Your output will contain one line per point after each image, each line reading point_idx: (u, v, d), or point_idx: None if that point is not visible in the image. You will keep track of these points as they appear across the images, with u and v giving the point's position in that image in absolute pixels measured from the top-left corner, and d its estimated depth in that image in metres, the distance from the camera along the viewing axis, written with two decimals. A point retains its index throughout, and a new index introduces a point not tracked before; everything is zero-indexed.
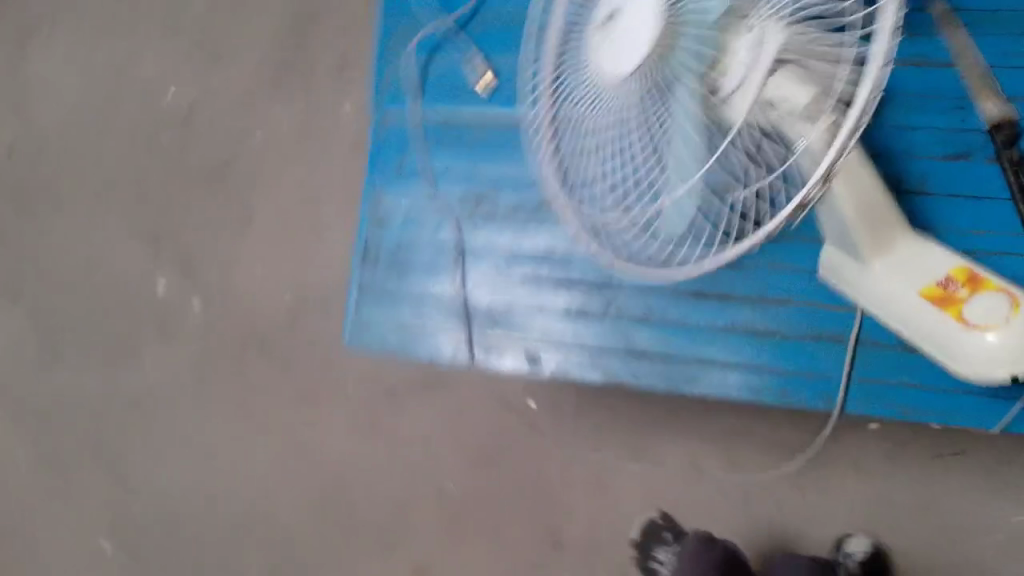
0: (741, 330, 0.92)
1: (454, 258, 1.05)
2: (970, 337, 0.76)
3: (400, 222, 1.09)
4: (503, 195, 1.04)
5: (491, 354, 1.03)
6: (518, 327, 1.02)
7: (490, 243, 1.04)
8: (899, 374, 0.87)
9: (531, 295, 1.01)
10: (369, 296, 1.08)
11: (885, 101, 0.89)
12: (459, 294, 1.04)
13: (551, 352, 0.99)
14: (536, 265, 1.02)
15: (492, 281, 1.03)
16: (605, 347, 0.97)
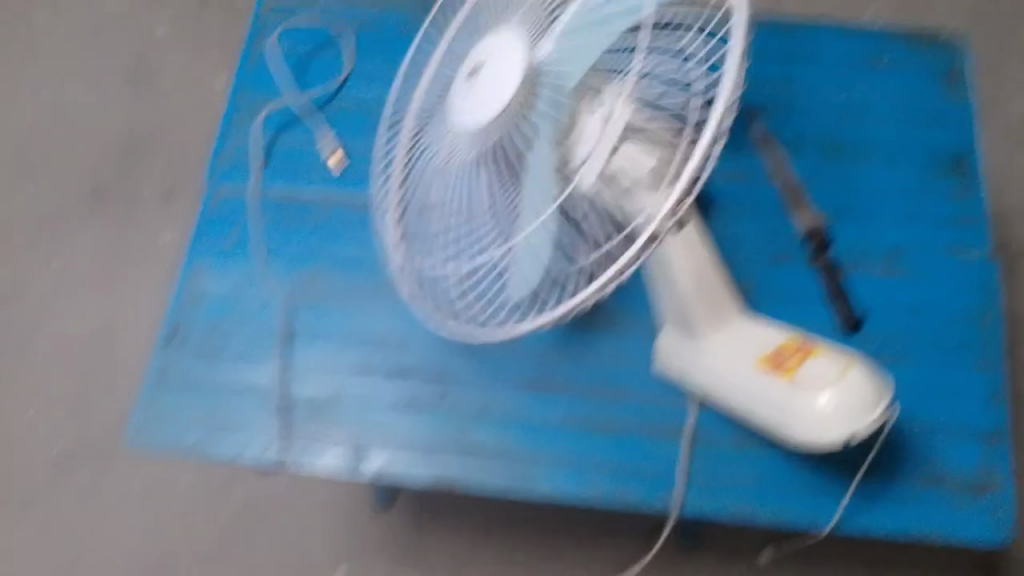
0: (587, 418, 0.98)
1: (276, 347, 1.01)
2: (806, 399, 0.81)
3: (219, 303, 1.04)
4: (332, 281, 1.04)
5: (327, 442, 0.97)
6: (358, 416, 0.98)
7: (318, 330, 1.02)
8: (736, 470, 0.96)
9: (365, 386, 1.00)
10: (167, 391, 1.00)
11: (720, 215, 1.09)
12: (278, 389, 0.99)
13: (379, 446, 0.96)
14: (377, 352, 1.02)
15: (318, 371, 1.00)
16: (436, 437, 0.97)
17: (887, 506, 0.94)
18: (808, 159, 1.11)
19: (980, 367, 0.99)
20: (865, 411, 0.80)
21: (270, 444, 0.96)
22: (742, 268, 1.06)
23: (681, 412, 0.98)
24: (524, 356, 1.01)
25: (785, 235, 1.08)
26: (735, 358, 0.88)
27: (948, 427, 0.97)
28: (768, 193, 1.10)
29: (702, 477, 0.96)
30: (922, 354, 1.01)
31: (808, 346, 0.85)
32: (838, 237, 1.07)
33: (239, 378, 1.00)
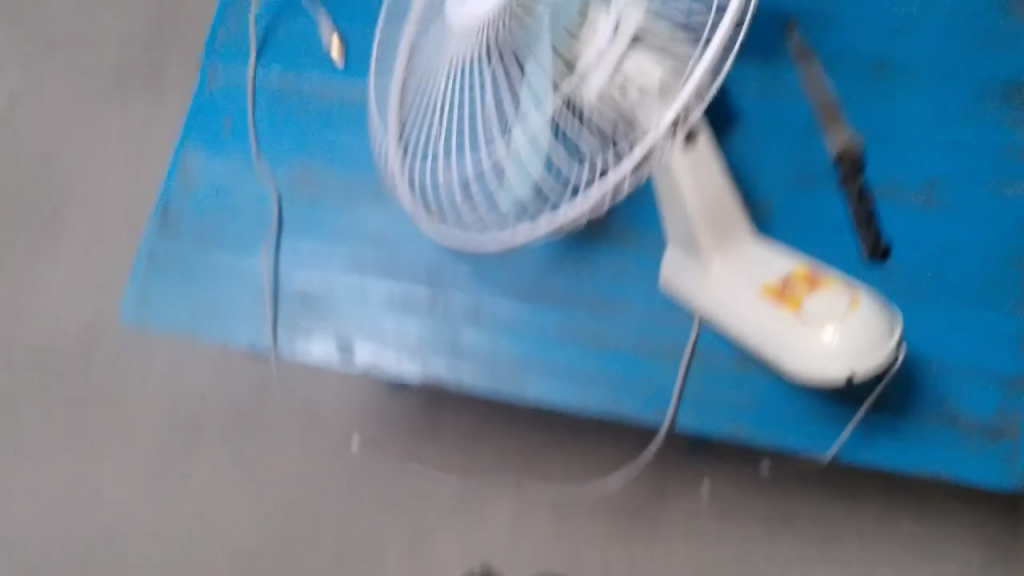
0: (583, 328, 0.95)
1: (269, 236, 0.98)
2: (806, 331, 0.76)
3: (213, 193, 1.01)
4: (328, 172, 1.00)
5: (320, 335, 0.95)
6: (350, 315, 0.96)
7: (312, 221, 0.99)
8: (736, 392, 0.92)
9: (363, 283, 0.97)
10: (162, 275, 0.99)
11: (741, 125, 1.02)
12: (270, 280, 0.97)
13: (370, 344, 0.95)
14: (376, 246, 0.98)
15: (309, 264, 0.98)
16: (427, 338, 0.95)
17: (893, 441, 0.90)
18: (846, 72, 1.03)
19: (1011, 307, 0.93)
20: (867, 352, 0.74)
21: (261, 334, 0.95)
22: (763, 186, 0.99)
23: (686, 329, 0.94)
24: (524, 261, 0.97)
25: (814, 153, 1.00)
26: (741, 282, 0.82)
27: (969, 367, 0.92)
28: (800, 107, 1.02)
29: (699, 396, 0.92)
30: (947, 288, 0.94)
31: (817, 278, 0.79)
32: (872, 158, 1.00)
33: (233, 266, 0.98)
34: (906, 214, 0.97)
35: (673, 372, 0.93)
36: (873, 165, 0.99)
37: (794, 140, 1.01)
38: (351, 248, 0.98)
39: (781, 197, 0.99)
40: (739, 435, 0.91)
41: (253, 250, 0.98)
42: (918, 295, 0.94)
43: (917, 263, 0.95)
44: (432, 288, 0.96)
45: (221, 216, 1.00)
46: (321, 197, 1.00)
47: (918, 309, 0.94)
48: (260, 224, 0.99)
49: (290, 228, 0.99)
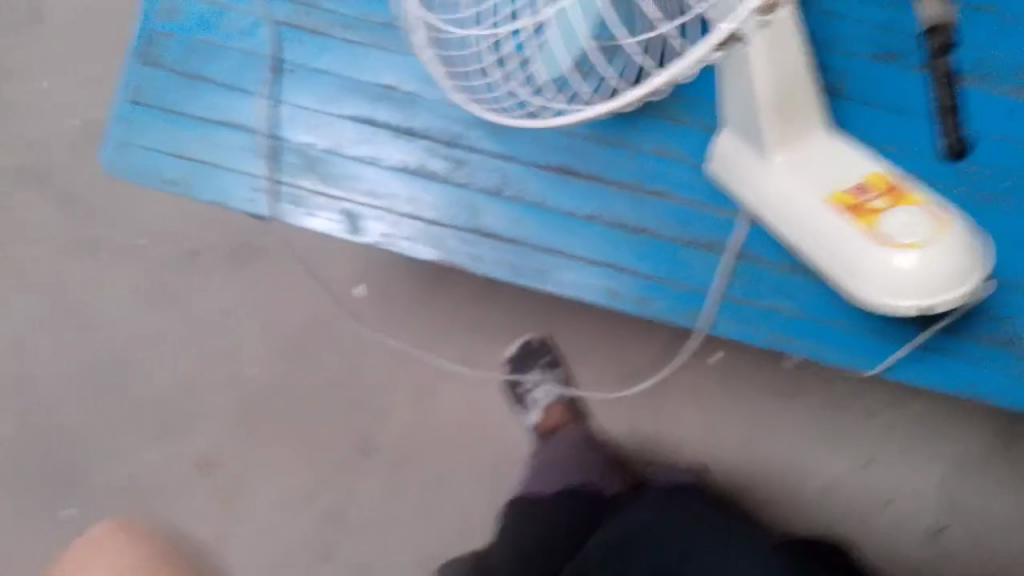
0: (616, 214, 0.84)
1: (266, 80, 0.85)
2: (878, 255, 0.66)
3: (196, 18, 0.86)
4: (333, 5, 0.86)
5: (321, 203, 0.85)
6: (355, 182, 0.85)
7: (317, 63, 0.85)
8: (777, 295, 0.84)
9: (370, 145, 0.85)
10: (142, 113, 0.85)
11: None
12: (269, 134, 0.85)
13: (379, 217, 0.84)
14: (387, 101, 0.85)
15: (312, 118, 0.85)
16: (445, 211, 0.85)
17: (941, 362, 0.83)
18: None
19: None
20: (950, 283, 0.66)
21: (258, 194, 0.85)
22: (837, 60, 0.85)
23: (730, 222, 0.84)
24: (554, 132, 0.85)
25: (902, 22, 0.85)
26: (806, 184, 0.71)
27: None
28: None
29: (737, 298, 0.84)
30: None
31: (899, 189, 0.68)
32: (968, 33, 0.85)
33: (228, 108, 0.85)
34: (999, 105, 0.84)
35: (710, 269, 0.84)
36: (965, 41, 0.85)
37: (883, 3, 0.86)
38: (358, 101, 0.85)
39: (858, 73, 0.85)
40: (774, 343, 0.83)
41: (246, 94, 0.85)
42: (996, 201, 0.83)
43: (1000, 164, 0.84)
44: (449, 157, 0.85)
45: (205, 48, 0.86)
46: (325, 33, 0.86)
47: (993, 215, 0.83)
48: (253, 60, 0.86)
49: (289, 70, 0.86)
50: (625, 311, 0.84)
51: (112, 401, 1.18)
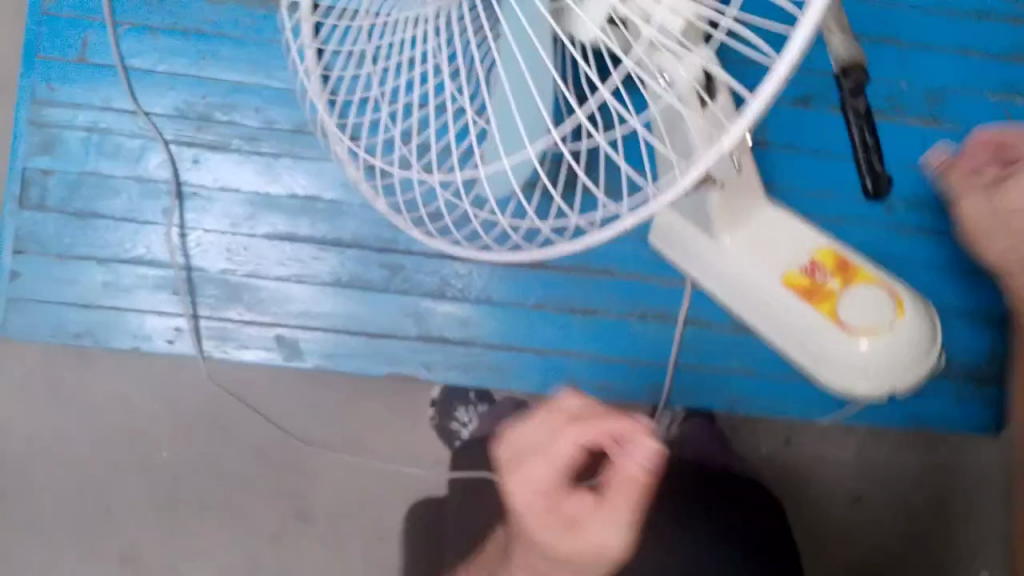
0: (568, 300, 0.82)
1: (167, 210, 0.77)
2: (846, 346, 0.66)
3: (77, 149, 0.77)
4: (233, 115, 0.78)
5: (254, 335, 0.78)
6: (286, 306, 0.79)
7: (223, 182, 0.78)
8: (729, 358, 0.84)
9: (295, 263, 0.79)
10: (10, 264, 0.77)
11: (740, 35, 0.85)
12: (180, 266, 0.78)
13: (318, 339, 0.79)
14: (307, 214, 0.79)
15: (223, 244, 0.78)
16: (374, 320, 0.80)
17: (887, 400, 0.86)
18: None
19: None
20: (904, 361, 0.67)
21: (156, 337, 0.78)
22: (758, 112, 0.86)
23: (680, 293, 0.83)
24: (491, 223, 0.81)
25: (815, 68, 0.86)
26: (760, 269, 0.69)
27: (967, 314, 0.87)
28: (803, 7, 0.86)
29: (693, 366, 0.84)
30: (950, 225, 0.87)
31: (849, 265, 0.67)
32: (878, 72, 0.87)
33: (114, 245, 0.77)
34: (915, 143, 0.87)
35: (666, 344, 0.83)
36: (876, 81, 0.87)
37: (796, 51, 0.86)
38: (277, 218, 0.79)
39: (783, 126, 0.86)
40: (737, 406, 0.84)
41: (150, 226, 0.78)
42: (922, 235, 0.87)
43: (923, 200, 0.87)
44: (384, 265, 0.80)
45: (94, 182, 0.77)
46: (230, 149, 0.78)
47: (920, 251, 0.87)
48: (152, 190, 0.77)
49: (195, 195, 0.78)
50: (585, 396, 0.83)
51: None
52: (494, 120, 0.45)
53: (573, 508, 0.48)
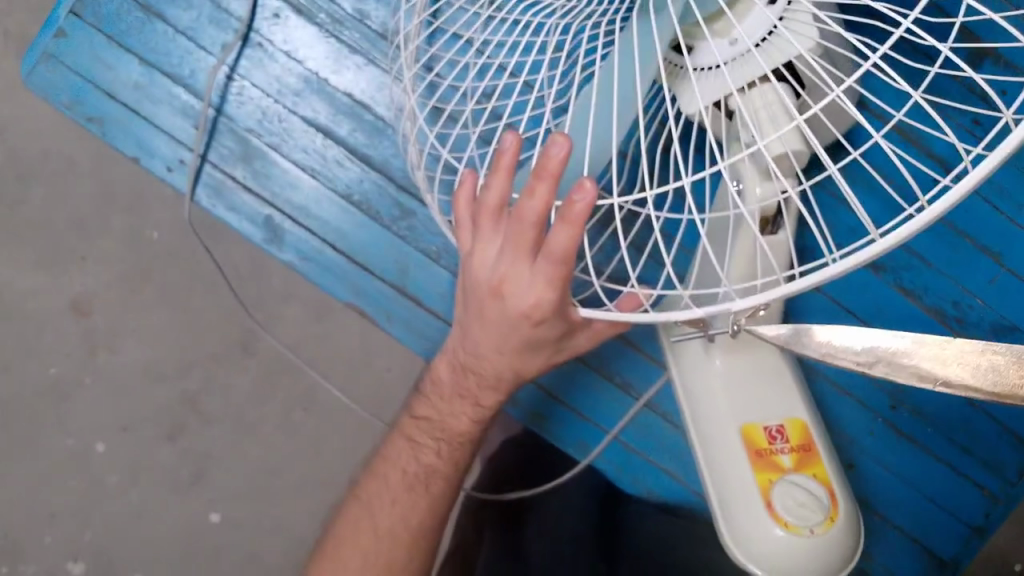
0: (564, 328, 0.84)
1: (227, 46, 0.88)
2: (764, 521, 0.63)
3: None
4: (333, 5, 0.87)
5: (251, 211, 0.90)
6: (290, 200, 0.90)
7: (299, 67, 0.88)
8: (669, 458, 0.86)
9: (322, 156, 0.89)
10: (115, 53, 0.90)
11: (841, 172, 0.85)
12: (212, 106, 0.89)
13: (299, 234, 0.90)
14: (349, 126, 0.88)
15: (261, 104, 0.89)
16: (349, 237, 0.90)
17: None
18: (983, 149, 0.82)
19: (986, 492, 0.85)
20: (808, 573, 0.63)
21: (183, 166, 0.91)
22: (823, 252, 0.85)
23: (657, 374, 0.84)
24: None
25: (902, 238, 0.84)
26: (722, 403, 0.68)
27: (908, 530, 0.87)
28: (926, 181, 0.82)
29: (628, 446, 0.87)
30: (942, 448, 0.85)
31: (811, 450, 0.65)
32: (955, 272, 0.84)
33: (190, 71, 0.89)
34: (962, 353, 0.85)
35: (618, 412, 0.85)
36: (947, 278, 0.85)
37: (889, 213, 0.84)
38: (330, 116, 0.88)
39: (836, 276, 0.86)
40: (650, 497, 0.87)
41: (221, 76, 0.89)
42: (901, 450, 0.86)
43: (928, 412, 0.85)
44: (383, 200, 0.89)
45: (184, 15, 0.89)
46: (322, 31, 0.87)
47: (896, 454, 0.86)
48: (234, 44, 0.88)
49: (265, 63, 0.88)
50: (514, 415, 0.87)
51: (63, 266, 1.22)
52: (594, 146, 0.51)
53: (553, 244, 0.47)
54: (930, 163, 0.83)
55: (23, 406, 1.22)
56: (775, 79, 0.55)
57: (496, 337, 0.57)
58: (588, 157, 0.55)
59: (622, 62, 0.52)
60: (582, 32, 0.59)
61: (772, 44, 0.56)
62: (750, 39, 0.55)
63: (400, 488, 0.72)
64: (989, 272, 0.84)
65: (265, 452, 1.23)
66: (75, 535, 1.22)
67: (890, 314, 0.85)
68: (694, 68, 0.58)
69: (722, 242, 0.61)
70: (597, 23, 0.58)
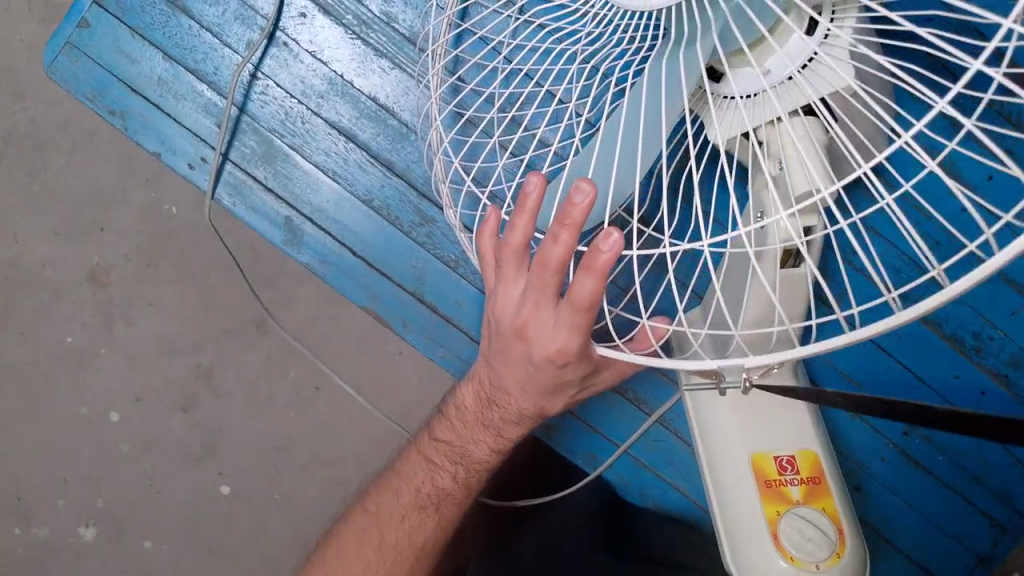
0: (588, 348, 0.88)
1: (252, 43, 0.89)
2: (769, 552, 0.63)
3: None
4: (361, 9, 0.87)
5: (274, 213, 0.92)
6: (311, 203, 0.92)
7: (326, 68, 0.89)
8: (677, 477, 0.89)
9: (346, 161, 0.90)
10: (140, 48, 0.92)
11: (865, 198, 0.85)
12: (236, 104, 0.91)
13: (318, 237, 0.92)
14: (370, 131, 0.89)
15: (285, 104, 0.91)
16: (370, 243, 0.92)
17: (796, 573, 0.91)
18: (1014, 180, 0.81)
19: (993, 522, 0.90)
20: None
21: (205, 164, 0.93)
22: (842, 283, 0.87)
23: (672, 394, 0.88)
24: None
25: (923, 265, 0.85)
26: (734, 432, 0.67)
27: (912, 556, 0.91)
28: (948, 205, 0.82)
29: (639, 461, 0.89)
30: (950, 475, 0.90)
31: (821, 482, 0.65)
32: (976, 301, 0.85)
33: (214, 68, 0.91)
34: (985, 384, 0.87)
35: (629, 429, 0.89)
36: (970, 309, 0.86)
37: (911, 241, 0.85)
38: (353, 120, 0.89)
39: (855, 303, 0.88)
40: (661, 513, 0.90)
41: (249, 80, 0.90)
42: (912, 478, 0.90)
43: (940, 441, 0.89)
44: (401, 206, 0.90)
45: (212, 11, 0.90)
46: (351, 33, 0.88)
47: (905, 480, 0.90)
48: (264, 43, 0.89)
49: (292, 63, 0.90)
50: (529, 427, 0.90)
51: (81, 235, 1.22)
52: (618, 174, 0.47)
53: (577, 289, 0.47)
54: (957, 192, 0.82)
55: (40, 371, 1.24)
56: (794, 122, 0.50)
57: (522, 376, 0.59)
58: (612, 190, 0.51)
59: (653, 77, 0.48)
60: (614, 43, 0.55)
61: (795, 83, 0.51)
62: (770, 82, 0.50)
63: (411, 506, 0.74)
64: (1013, 307, 0.85)
65: (273, 432, 1.23)
66: (88, 500, 1.24)
67: (907, 346, 0.88)
68: (715, 97, 0.54)
69: (735, 280, 0.59)
70: (631, 37, 0.54)
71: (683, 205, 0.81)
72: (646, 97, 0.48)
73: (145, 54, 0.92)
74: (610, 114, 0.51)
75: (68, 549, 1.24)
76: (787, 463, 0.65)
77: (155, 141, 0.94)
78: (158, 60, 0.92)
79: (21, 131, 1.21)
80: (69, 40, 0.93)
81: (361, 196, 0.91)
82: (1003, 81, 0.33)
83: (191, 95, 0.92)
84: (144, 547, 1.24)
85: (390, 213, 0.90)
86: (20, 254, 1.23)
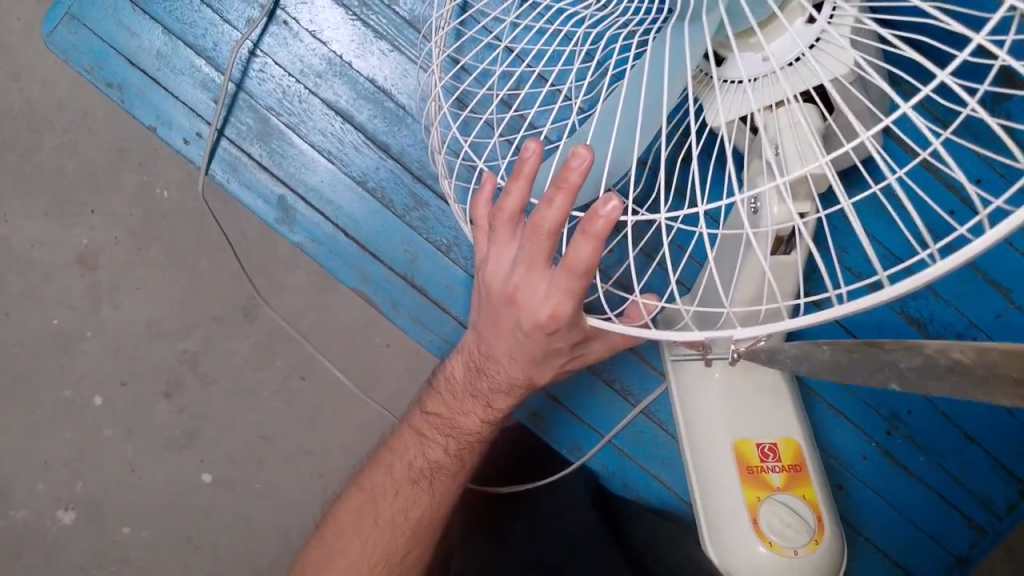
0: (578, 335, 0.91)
1: (253, 21, 0.90)
2: (751, 539, 0.63)
3: None
4: None
5: (267, 189, 0.92)
6: (304, 181, 0.92)
7: (324, 46, 0.90)
8: (657, 466, 0.92)
9: (342, 139, 0.91)
10: (140, 21, 0.93)
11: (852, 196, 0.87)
12: (233, 81, 0.92)
13: (312, 218, 0.92)
14: (366, 110, 0.90)
15: (282, 83, 0.91)
16: (362, 224, 0.92)
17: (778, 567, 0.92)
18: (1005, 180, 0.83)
19: (973, 524, 0.91)
20: None
21: (200, 140, 0.93)
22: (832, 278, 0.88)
23: (655, 384, 0.90)
24: None
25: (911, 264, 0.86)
26: (720, 418, 0.68)
27: (891, 555, 0.92)
28: (934, 202, 0.84)
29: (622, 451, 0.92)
30: (932, 476, 0.91)
31: (801, 470, 0.65)
32: (959, 300, 0.87)
33: (213, 43, 0.92)
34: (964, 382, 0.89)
35: (613, 416, 0.91)
36: (953, 308, 0.88)
37: (897, 237, 0.86)
38: (350, 99, 0.90)
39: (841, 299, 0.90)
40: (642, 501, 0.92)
41: (246, 55, 0.91)
42: (891, 478, 0.92)
43: (921, 443, 0.91)
44: (396, 188, 0.91)
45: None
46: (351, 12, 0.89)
47: (887, 479, 0.92)
48: (264, 21, 0.90)
49: (291, 42, 0.91)
50: (518, 414, 0.92)
51: (70, 216, 1.22)
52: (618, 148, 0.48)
53: (573, 252, 0.47)
54: (945, 190, 0.84)
55: (24, 351, 1.23)
56: (795, 104, 0.51)
57: (512, 344, 0.60)
58: (604, 169, 0.52)
59: (652, 61, 0.49)
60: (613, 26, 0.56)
61: (801, 66, 0.52)
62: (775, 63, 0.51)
63: (403, 480, 0.76)
64: (992, 309, 0.87)
65: (259, 418, 1.23)
66: (68, 484, 1.23)
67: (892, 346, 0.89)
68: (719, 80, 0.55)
69: (726, 266, 0.60)
70: (626, 22, 0.56)
71: (675, 197, 0.85)
72: (646, 80, 0.49)
73: (143, 26, 0.93)
74: (608, 96, 0.52)
75: (45, 533, 1.23)
76: (774, 448, 0.66)
77: (152, 116, 0.94)
78: (156, 32, 0.92)
79: (14, 110, 1.21)
80: (70, 13, 0.94)
81: (356, 175, 0.91)
82: (1003, 61, 0.33)
83: (188, 69, 0.93)
84: (124, 533, 1.23)
85: (384, 193, 0.91)
86: (9, 234, 1.22)
